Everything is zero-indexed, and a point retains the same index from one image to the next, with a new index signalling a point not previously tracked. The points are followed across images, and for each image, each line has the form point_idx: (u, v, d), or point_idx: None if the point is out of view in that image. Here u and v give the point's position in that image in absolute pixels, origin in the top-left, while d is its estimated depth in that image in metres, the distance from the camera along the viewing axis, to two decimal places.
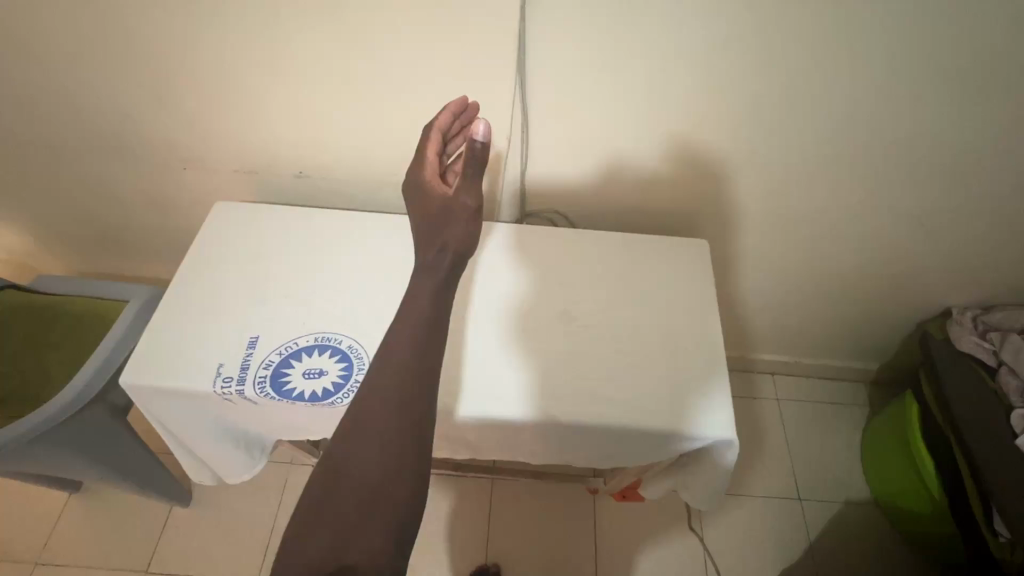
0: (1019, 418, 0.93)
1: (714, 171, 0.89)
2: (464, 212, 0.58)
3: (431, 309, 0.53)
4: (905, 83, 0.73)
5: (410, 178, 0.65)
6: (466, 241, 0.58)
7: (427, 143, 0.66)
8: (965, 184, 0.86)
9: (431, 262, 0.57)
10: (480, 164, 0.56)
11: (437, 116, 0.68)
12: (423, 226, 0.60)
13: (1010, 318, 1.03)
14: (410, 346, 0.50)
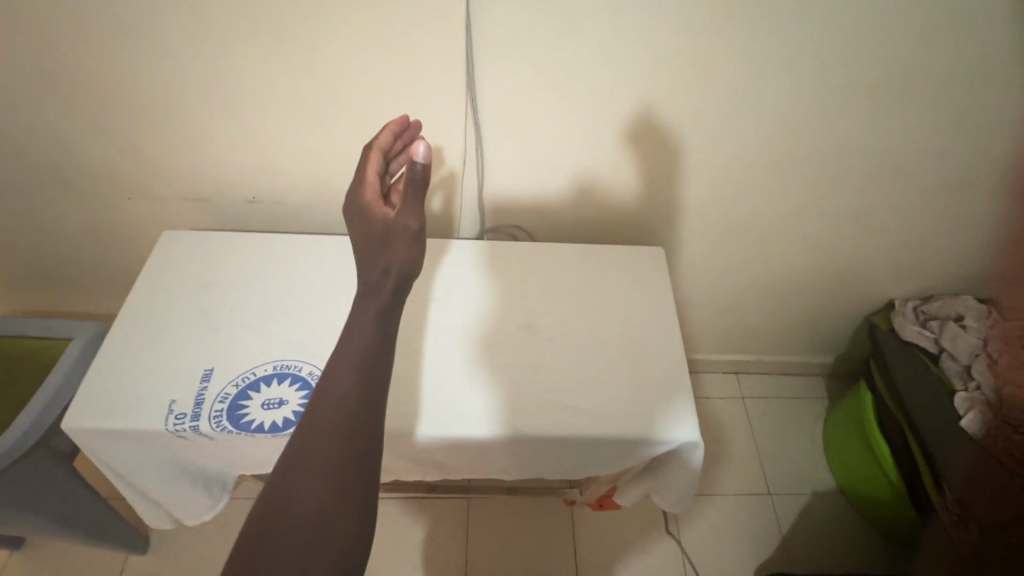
0: (962, 400, 0.99)
1: (665, 180, 0.92)
2: (404, 232, 0.58)
3: (378, 332, 0.53)
4: (830, 93, 0.79)
5: (350, 196, 0.65)
6: (409, 262, 0.57)
7: (369, 162, 0.68)
8: (894, 182, 0.92)
9: (374, 284, 0.56)
10: (420, 185, 0.56)
11: (379, 135, 0.71)
12: (366, 250, 0.59)
13: (947, 306, 1.10)
14: (353, 372, 0.49)
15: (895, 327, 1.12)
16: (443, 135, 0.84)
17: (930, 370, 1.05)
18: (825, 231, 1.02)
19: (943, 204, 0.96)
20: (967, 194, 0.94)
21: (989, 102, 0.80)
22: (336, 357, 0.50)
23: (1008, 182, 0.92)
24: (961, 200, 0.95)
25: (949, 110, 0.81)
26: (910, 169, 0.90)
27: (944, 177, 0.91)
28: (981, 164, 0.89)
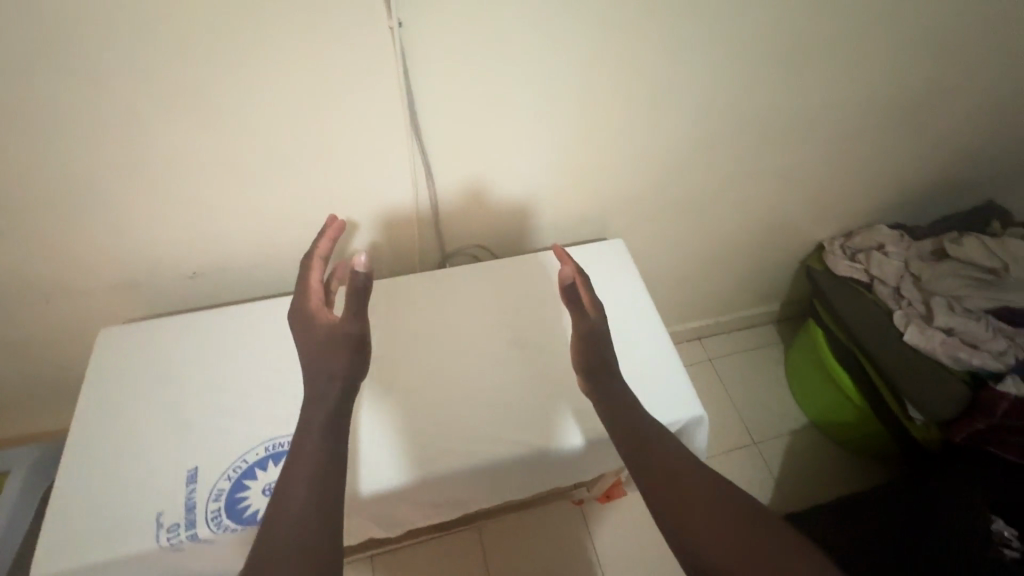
0: (901, 317, 1.09)
1: (609, 175, 0.95)
2: (348, 339, 0.62)
3: (331, 434, 0.56)
4: (745, 69, 0.85)
5: (294, 303, 0.68)
6: (354, 366, 0.61)
7: (311, 270, 0.71)
8: (808, 137, 1.01)
9: (320, 391, 0.59)
10: (363, 294, 0.60)
11: (317, 244, 0.75)
12: (309, 357, 0.62)
13: (867, 238, 1.21)
14: (307, 480, 0.52)
15: (829, 266, 1.22)
16: (387, 173, 0.82)
17: (867, 297, 1.15)
18: (756, 194, 1.11)
19: (850, 150, 1.07)
20: (868, 136, 1.05)
21: (875, 54, 0.89)
22: (283, 489, 0.52)
23: (898, 121, 1.04)
24: (863, 143, 1.06)
25: (843, 66, 0.90)
26: (818, 125, 0.99)
27: (847, 126, 1.02)
28: (875, 108, 1.00)
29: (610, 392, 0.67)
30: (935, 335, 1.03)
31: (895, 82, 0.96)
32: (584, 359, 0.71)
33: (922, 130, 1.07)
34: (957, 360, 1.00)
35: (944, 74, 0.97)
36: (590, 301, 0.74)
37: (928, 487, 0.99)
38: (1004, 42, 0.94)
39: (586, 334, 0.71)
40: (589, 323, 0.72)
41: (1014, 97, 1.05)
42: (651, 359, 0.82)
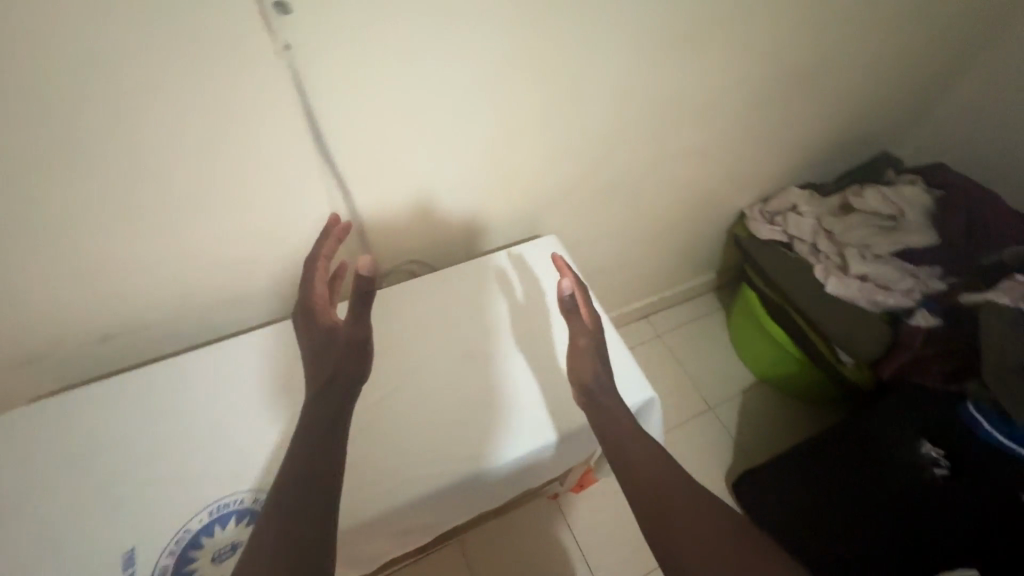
0: (821, 270, 1.16)
1: (535, 172, 0.95)
2: (352, 341, 0.69)
3: (325, 438, 0.63)
4: (647, 56, 0.87)
5: (300, 298, 0.75)
6: (356, 365, 0.69)
7: (315, 275, 0.76)
8: (718, 113, 1.06)
9: (326, 392, 0.67)
10: (365, 296, 0.67)
11: (319, 246, 0.78)
12: (317, 354, 0.70)
13: (782, 201, 1.28)
14: (295, 489, 0.57)
15: (753, 232, 1.28)
16: (303, 200, 0.78)
17: (790, 256, 1.22)
18: (678, 172, 1.15)
19: (757, 120, 1.13)
20: (770, 106, 1.11)
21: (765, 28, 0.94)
22: (275, 498, 0.57)
23: (794, 89, 1.10)
24: (767, 112, 1.12)
25: (738, 43, 0.94)
26: (724, 100, 1.04)
27: (750, 98, 1.07)
28: (772, 79, 1.05)
29: (604, 409, 0.68)
30: (853, 283, 1.11)
31: (787, 52, 1.01)
32: (579, 368, 0.74)
33: (816, 93, 1.14)
34: (875, 302, 1.08)
35: (828, 41, 1.04)
36: (586, 309, 0.78)
37: (865, 421, 1.06)
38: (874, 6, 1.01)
39: (590, 344, 0.75)
40: (587, 331, 0.76)
41: (889, 54, 1.14)
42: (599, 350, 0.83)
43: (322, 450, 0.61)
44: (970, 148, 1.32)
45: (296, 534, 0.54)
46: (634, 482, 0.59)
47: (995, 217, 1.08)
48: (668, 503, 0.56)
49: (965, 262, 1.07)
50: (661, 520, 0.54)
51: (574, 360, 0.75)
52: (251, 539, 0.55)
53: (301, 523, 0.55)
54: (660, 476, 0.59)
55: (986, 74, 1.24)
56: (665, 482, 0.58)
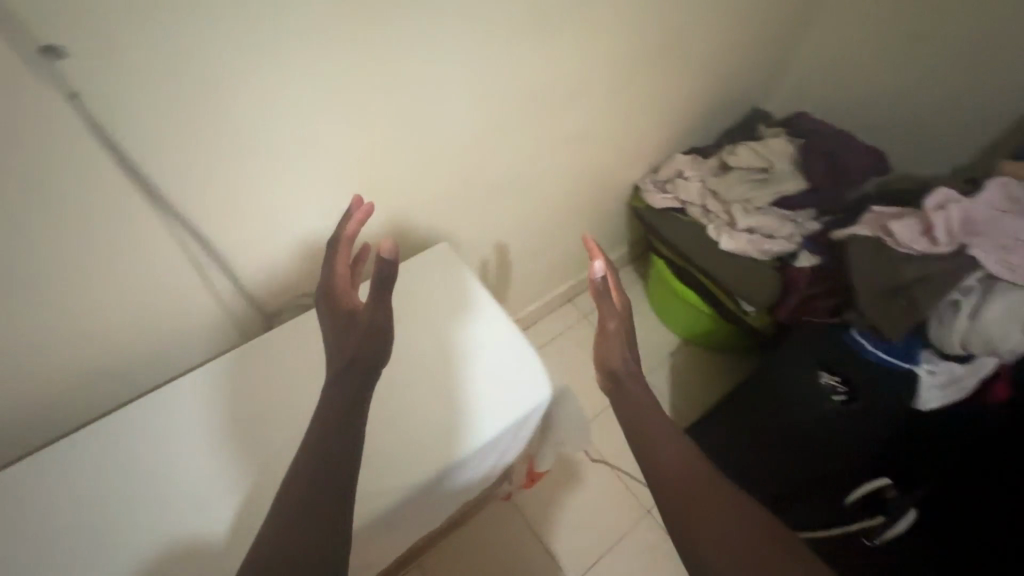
0: (714, 229, 1.22)
1: (418, 178, 0.92)
2: (370, 325, 0.68)
3: (343, 416, 0.62)
4: (502, 49, 0.85)
5: (324, 277, 0.76)
6: (373, 350, 0.68)
7: (337, 255, 0.77)
8: (591, 90, 1.06)
9: (343, 370, 0.66)
10: (387, 279, 0.65)
11: (345, 226, 0.79)
12: (337, 333, 0.70)
13: (669, 169, 1.32)
14: (315, 463, 0.59)
15: (648, 202, 1.32)
16: (154, 256, 0.70)
17: (684, 220, 1.27)
18: (565, 154, 1.15)
19: (630, 92, 1.15)
20: (640, 76, 1.13)
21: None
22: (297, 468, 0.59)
23: (658, 55, 1.13)
24: (638, 83, 1.14)
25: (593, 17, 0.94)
26: (593, 76, 1.04)
27: (618, 71, 1.08)
28: (635, 48, 1.07)
29: (630, 395, 0.70)
30: (743, 236, 1.17)
31: (644, 20, 1.03)
32: (609, 351, 0.75)
33: (680, 57, 1.18)
34: (765, 252, 1.15)
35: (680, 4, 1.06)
36: (616, 292, 0.78)
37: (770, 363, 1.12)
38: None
39: (620, 328, 0.75)
40: (619, 313, 0.76)
41: (737, 9, 1.19)
42: (496, 355, 0.87)
43: (341, 434, 0.61)
44: (826, 89, 1.42)
45: (306, 537, 0.54)
46: (657, 470, 0.60)
47: (850, 153, 1.18)
48: (692, 493, 0.56)
49: (833, 200, 1.16)
50: (685, 507, 0.55)
51: (605, 342, 0.75)
52: (264, 524, 0.56)
53: (309, 529, 0.54)
54: (685, 465, 0.59)
55: (828, 23, 1.34)
56: (690, 472, 0.58)
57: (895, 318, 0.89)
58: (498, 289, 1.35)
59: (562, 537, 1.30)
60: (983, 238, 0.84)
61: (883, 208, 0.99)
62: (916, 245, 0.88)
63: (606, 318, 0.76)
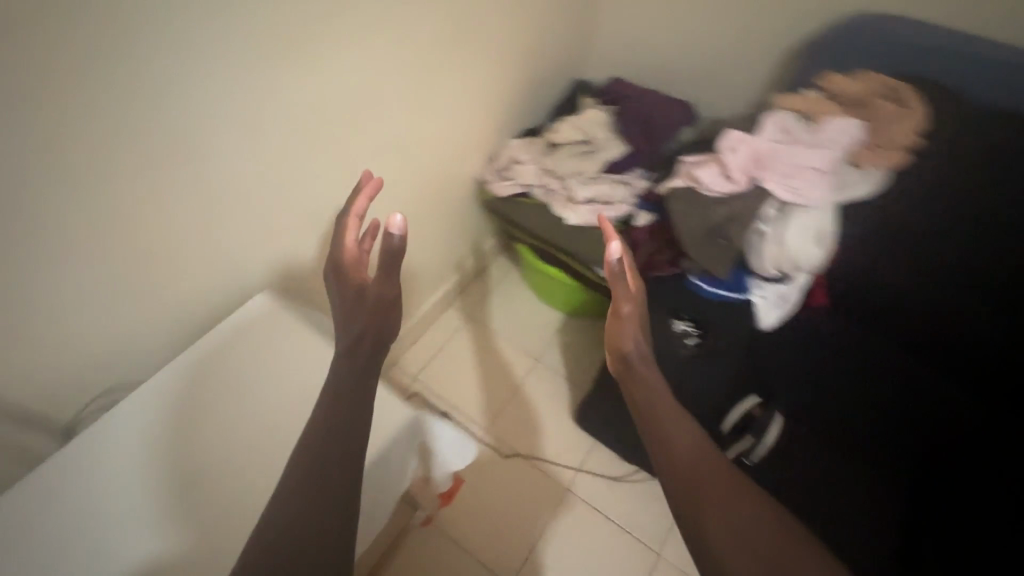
0: (558, 207, 1.23)
1: (209, 231, 0.81)
2: (383, 299, 0.66)
3: (347, 404, 0.61)
4: (266, 79, 0.76)
5: (332, 250, 0.75)
6: (383, 326, 0.66)
7: (348, 227, 0.77)
8: (405, 91, 1.01)
9: (352, 349, 0.64)
10: (394, 256, 0.62)
11: (356, 202, 0.81)
12: (346, 308, 0.68)
13: (505, 156, 1.32)
14: (319, 460, 0.58)
15: (492, 192, 1.31)
16: None
17: (529, 202, 1.26)
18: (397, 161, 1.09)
19: (448, 83, 1.11)
20: (453, 66, 1.09)
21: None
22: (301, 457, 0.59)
23: (466, 42, 1.09)
24: (454, 73, 1.11)
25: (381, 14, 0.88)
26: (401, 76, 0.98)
27: (429, 65, 1.03)
28: (440, 39, 1.02)
29: (642, 378, 0.68)
30: (584, 208, 1.20)
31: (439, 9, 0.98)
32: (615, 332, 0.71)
33: (489, 40, 1.16)
34: (607, 218, 1.18)
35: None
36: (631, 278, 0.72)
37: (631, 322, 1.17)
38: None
39: (632, 314, 0.71)
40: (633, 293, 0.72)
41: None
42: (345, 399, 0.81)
43: (342, 428, 0.60)
44: (637, 51, 1.49)
45: (312, 532, 0.55)
46: (675, 463, 0.61)
47: (662, 113, 1.28)
48: (703, 476, 0.60)
49: (652, 158, 1.23)
50: (695, 491, 0.59)
51: (622, 325, 0.70)
52: (268, 514, 0.56)
53: (314, 527, 0.55)
54: (695, 455, 0.61)
55: None
56: (704, 466, 0.60)
57: (723, 257, 0.97)
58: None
59: (493, 539, 1.30)
60: (770, 174, 0.93)
61: (693, 156, 1.03)
62: (721, 190, 0.95)
63: (619, 291, 0.71)
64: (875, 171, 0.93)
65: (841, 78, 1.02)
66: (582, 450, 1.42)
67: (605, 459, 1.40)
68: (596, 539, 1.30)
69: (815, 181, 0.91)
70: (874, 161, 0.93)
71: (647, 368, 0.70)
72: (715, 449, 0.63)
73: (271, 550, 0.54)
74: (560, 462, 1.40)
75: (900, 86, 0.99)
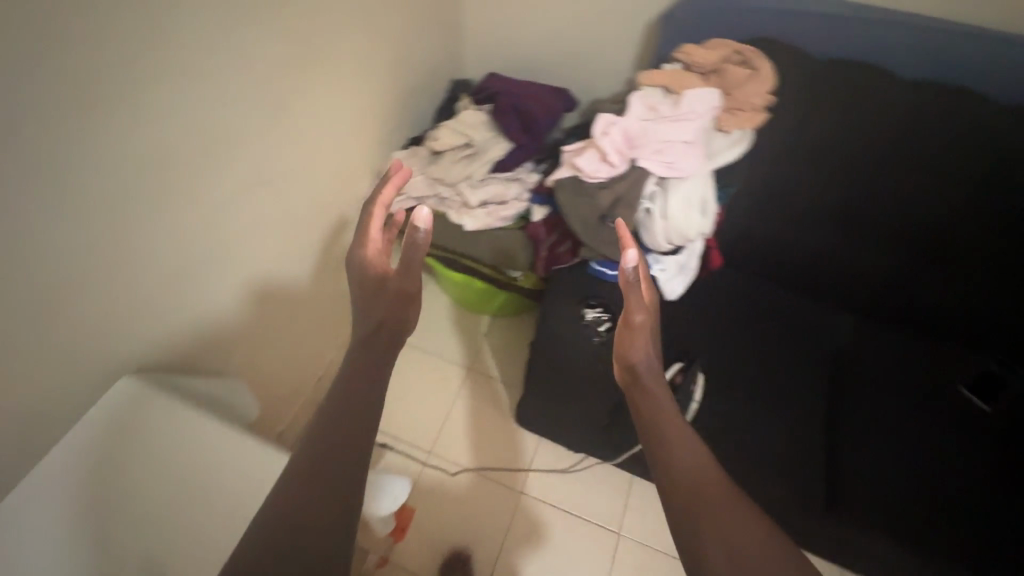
0: (455, 215, 1.19)
1: (46, 328, 0.68)
2: (403, 289, 0.72)
3: (367, 384, 0.67)
4: (77, 145, 0.64)
5: (354, 244, 0.77)
6: (399, 318, 0.72)
7: (375, 214, 0.78)
8: (270, 122, 0.92)
9: (370, 335, 0.70)
10: (419, 248, 0.68)
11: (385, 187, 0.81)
12: (363, 299, 0.73)
13: (391, 170, 1.25)
14: (333, 437, 0.61)
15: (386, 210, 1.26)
16: None
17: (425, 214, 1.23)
18: (277, 198, 1.00)
19: (316, 104, 1.02)
20: (318, 85, 1.01)
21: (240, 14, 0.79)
22: (316, 433, 0.61)
23: (328, 57, 1.01)
24: (321, 93, 1.02)
25: (222, 43, 0.78)
26: (260, 107, 0.88)
27: (292, 90, 0.94)
28: (299, 59, 0.93)
29: (649, 393, 0.71)
30: (480, 211, 1.17)
31: (290, 27, 0.89)
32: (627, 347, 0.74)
33: (352, 51, 1.08)
34: (505, 218, 1.16)
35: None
36: (648, 288, 0.77)
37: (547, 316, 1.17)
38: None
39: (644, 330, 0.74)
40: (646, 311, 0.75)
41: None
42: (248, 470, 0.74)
43: (360, 406, 0.64)
44: (512, 42, 1.46)
45: (317, 505, 0.56)
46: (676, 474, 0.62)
47: (539, 100, 1.25)
48: (708, 492, 0.60)
49: (538, 148, 1.21)
50: (694, 512, 0.59)
51: (633, 335, 0.73)
52: (272, 495, 0.57)
53: (318, 499, 0.56)
54: (698, 478, 0.62)
55: None
56: (707, 482, 0.61)
57: (617, 240, 0.97)
58: (271, 363, 1.17)
59: (455, 560, 1.27)
60: (643, 151, 0.93)
61: (572, 144, 1.02)
62: (602, 174, 0.95)
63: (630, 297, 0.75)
64: (740, 133, 0.98)
65: (694, 48, 1.04)
66: (529, 448, 1.41)
67: (553, 453, 1.40)
68: (558, 533, 1.31)
69: (686, 152, 0.92)
70: (737, 124, 0.97)
71: (649, 383, 0.72)
72: (718, 470, 0.63)
73: (268, 528, 0.54)
74: (510, 466, 1.38)
75: (747, 49, 1.03)
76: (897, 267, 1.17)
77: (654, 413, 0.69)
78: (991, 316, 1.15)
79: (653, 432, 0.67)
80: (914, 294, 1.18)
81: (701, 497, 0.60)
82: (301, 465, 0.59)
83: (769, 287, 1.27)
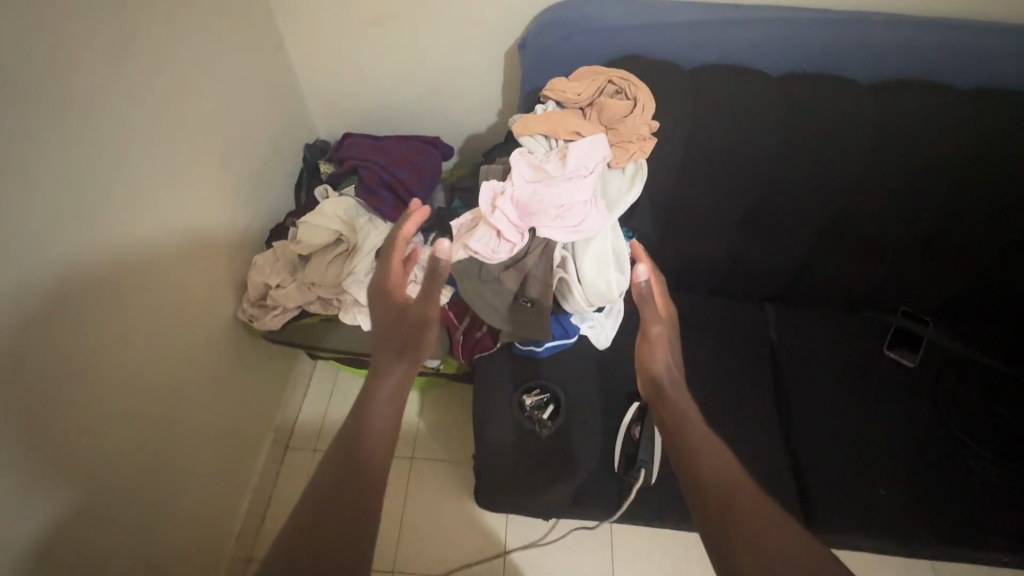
0: (348, 314, 1.01)
1: None
2: (421, 318, 0.77)
3: (391, 389, 0.72)
4: None
5: (376, 275, 0.82)
6: (418, 344, 0.76)
7: (397, 246, 0.81)
8: (52, 285, 0.72)
9: (388, 353, 0.75)
10: (440, 274, 0.75)
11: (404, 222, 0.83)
12: (384, 323, 0.78)
13: (252, 283, 1.03)
14: (363, 429, 0.67)
15: (266, 328, 1.04)
16: None
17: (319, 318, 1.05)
18: (97, 370, 0.80)
19: (122, 249, 0.83)
20: (118, 230, 0.82)
21: None
22: (350, 423, 0.68)
23: (120, 194, 0.82)
24: (125, 233, 0.83)
25: None
26: (29, 292, 0.69)
27: (76, 245, 0.75)
28: (69, 210, 0.74)
29: (673, 404, 0.78)
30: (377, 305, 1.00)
31: (43, 167, 0.70)
32: (651, 362, 0.82)
33: (154, 171, 0.89)
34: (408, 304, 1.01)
35: (84, 127, 0.75)
36: (661, 306, 0.84)
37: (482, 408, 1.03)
38: (84, 59, 0.74)
39: (662, 343, 0.82)
40: (663, 330, 0.82)
41: (180, 78, 0.93)
42: None
43: (385, 405, 0.70)
44: (364, 95, 1.32)
45: (342, 498, 0.61)
46: (699, 485, 0.69)
47: (408, 158, 1.10)
48: (735, 505, 0.66)
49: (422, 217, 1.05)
50: (724, 523, 0.65)
51: (652, 346, 0.82)
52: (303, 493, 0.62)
53: (343, 492, 0.61)
54: (726, 480, 0.68)
55: (315, 36, 1.20)
56: (732, 491, 0.67)
57: (541, 319, 0.87)
58: (153, 543, 0.99)
59: None
60: (541, 218, 0.81)
61: (459, 220, 0.88)
62: (503, 253, 0.82)
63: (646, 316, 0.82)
64: (634, 165, 0.90)
65: (561, 82, 0.94)
66: (501, 529, 1.29)
67: (524, 525, 1.29)
68: None
69: (588, 211, 0.82)
70: (629, 156, 0.90)
71: (674, 396, 0.79)
72: (746, 484, 0.68)
73: (294, 525, 0.59)
74: (483, 556, 1.26)
75: (619, 75, 0.93)
76: (813, 258, 1.21)
77: (679, 428, 0.76)
78: (901, 280, 1.22)
79: (677, 443, 0.74)
80: (846, 278, 1.23)
81: (725, 508, 0.66)
82: (325, 486, 0.62)
83: (681, 301, 1.28)
